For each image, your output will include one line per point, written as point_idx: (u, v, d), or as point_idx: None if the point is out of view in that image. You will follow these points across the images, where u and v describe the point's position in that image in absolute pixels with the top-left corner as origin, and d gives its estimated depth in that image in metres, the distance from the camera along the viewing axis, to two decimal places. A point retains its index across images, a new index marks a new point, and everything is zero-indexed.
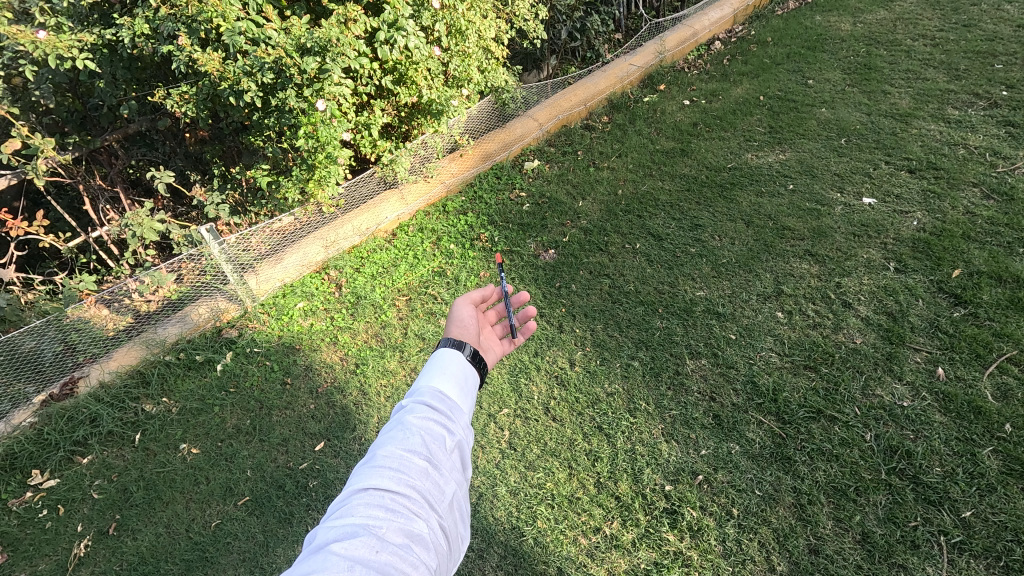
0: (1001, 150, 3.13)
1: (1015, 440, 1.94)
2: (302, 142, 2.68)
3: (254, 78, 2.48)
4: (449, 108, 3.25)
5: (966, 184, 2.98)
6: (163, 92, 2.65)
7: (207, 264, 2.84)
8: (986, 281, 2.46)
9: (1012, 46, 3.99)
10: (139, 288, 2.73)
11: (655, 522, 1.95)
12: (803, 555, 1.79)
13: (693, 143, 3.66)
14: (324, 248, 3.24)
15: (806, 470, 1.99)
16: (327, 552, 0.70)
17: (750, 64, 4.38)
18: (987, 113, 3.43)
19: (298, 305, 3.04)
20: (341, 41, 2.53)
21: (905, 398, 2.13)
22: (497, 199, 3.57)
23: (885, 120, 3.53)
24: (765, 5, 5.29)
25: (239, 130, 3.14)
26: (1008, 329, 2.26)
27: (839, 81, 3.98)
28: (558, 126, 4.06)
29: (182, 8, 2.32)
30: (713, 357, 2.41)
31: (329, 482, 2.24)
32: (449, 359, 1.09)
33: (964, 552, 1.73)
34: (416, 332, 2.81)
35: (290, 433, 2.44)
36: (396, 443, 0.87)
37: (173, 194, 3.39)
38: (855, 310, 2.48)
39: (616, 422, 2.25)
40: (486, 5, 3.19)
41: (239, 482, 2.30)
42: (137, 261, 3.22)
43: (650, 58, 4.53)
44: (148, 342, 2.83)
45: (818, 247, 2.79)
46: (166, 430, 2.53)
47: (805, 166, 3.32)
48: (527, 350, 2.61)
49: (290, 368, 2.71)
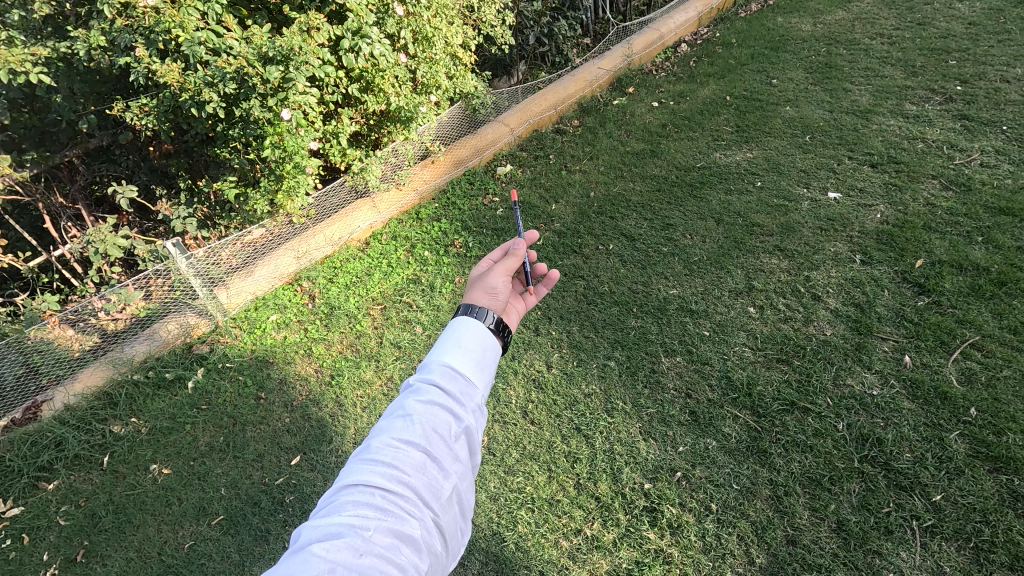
0: (958, 142, 3.21)
1: (980, 423, 1.97)
2: (268, 152, 2.63)
3: (216, 88, 2.44)
4: (417, 115, 3.24)
5: (926, 176, 3.05)
6: (122, 105, 2.59)
7: (175, 280, 2.79)
8: (947, 269, 2.51)
9: (964, 42, 4.10)
10: (104, 306, 2.63)
11: (635, 521, 1.95)
12: (781, 547, 1.80)
13: (663, 143, 3.70)
14: (295, 259, 3.17)
15: (782, 462, 2.00)
16: (308, 552, 0.67)
17: (716, 66, 4.44)
18: (943, 107, 3.52)
19: (270, 318, 2.98)
20: (304, 50, 2.49)
21: (875, 386, 2.16)
22: (470, 205, 3.55)
23: (847, 117, 3.60)
24: (728, 8, 5.38)
25: (204, 142, 3.08)
26: (970, 316, 2.31)
27: (801, 81, 4.05)
28: (528, 131, 4.07)
29: (138, 19, 2.29)
30: (687, 355, 2.42)
31: (305, 497, 2.19)
32: (466, 330, 0.99)
33: (936, 536, 1.75)
34: (392, 341, 2.77)
35: (264, 449, 2.38)
36: (395, 432, 0.82)
37: (139, 210, 3.31)
38: (825, 302, 2.51)
39: (594, 422, 2.25)
40: (452, 12, 3.20)
41: (212, 501, 2.23)
42: (102, 279, 3.12)
43: (617, 61, 4.56)
44: (115, 361, 2.71)
45: (786, 242, 2.83)
46: (135, 451, 2.45)
47: (771, 164, 3.36)
48: (503, 355, 2.58)
49: (263, 383, 2.65)
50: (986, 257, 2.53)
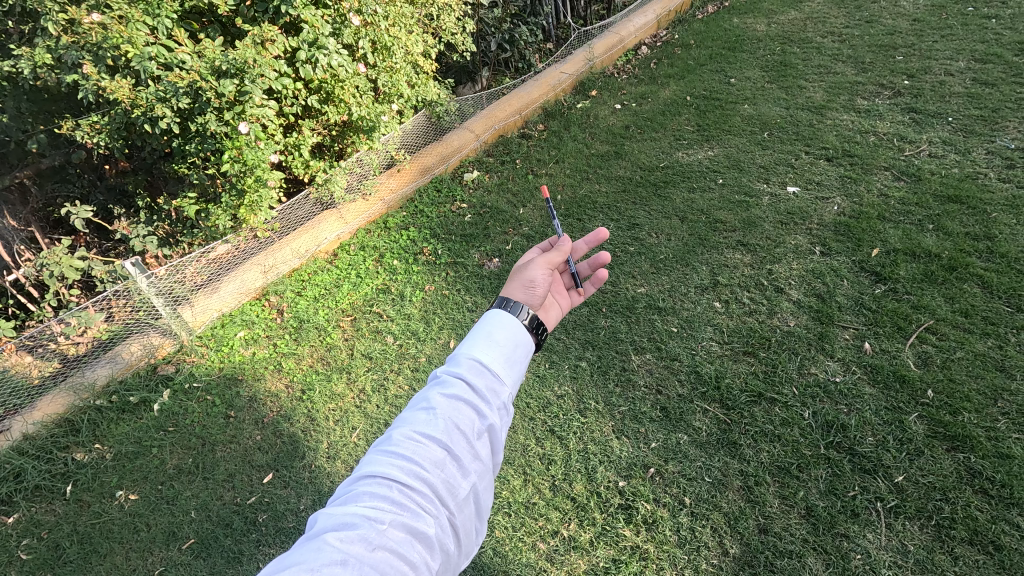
0: (907, 134, 3.34)
1: (937, 404, 2.05)
2: (227, 166, 2.58)
3: (169, 103, 2.41)
4: (380, 124, 3.23)
5: (879, 168, 3.15)
6: (72, 123, 2.53)
7: (137, 300, 2.69)
8: (902, 257, 2.61)
9: (910, 38, 4.25)
10: (64, 330, 2.59)
11: (611, 519, 1.97)
12: (754, 536, 1.84)
13: (627, 145, 3.76)
14: (262, 274, 3.11)
15: (751, 452, 2.05)
16: (322, 541, 0.69)
17: (676, 66, 4.52)
18: (892, 101, 3.65)
19: (238, 334, 2.92)
20: (258, 62, 2.47)
21: (838, 373, 2.23)
22: (438, 212, 3.54)
23: (802, 113, 3.71)
24: (686, 9, 5.48)
25: (162, 158, 3.01)
26: (924, 301, 2.40)
27: (758, 79, 4.15)
28: (494, 136, 4.08)
29: (84, 36, 2.25)
30: (657, 351, 2.46)
31: (279, 515, 2.16)
32: (498, 323, 0.98)
33: (900, 515, 1.81)
34: (362, 352, 2.75)
35: (235, 468, 2.35)
36: (419, 425, 0.83)
37: (97, 230, 3.15)
38: (787, 294, 2.58)
39: (567, 423, 2.28)
40: (410, 20, 3.20)
41: (182, 525, 2.19)
42: (60, 302, 2.95)
43: (580, 65, 4.61)
44: (76, 387, 2.62)
45: (749, 237, 2.90)
46: (100, 478, 2.38)
47: (732, 161, 3.44)
48: None
49: (232, 401, 2.61)
50: (938, 244, 2.63)
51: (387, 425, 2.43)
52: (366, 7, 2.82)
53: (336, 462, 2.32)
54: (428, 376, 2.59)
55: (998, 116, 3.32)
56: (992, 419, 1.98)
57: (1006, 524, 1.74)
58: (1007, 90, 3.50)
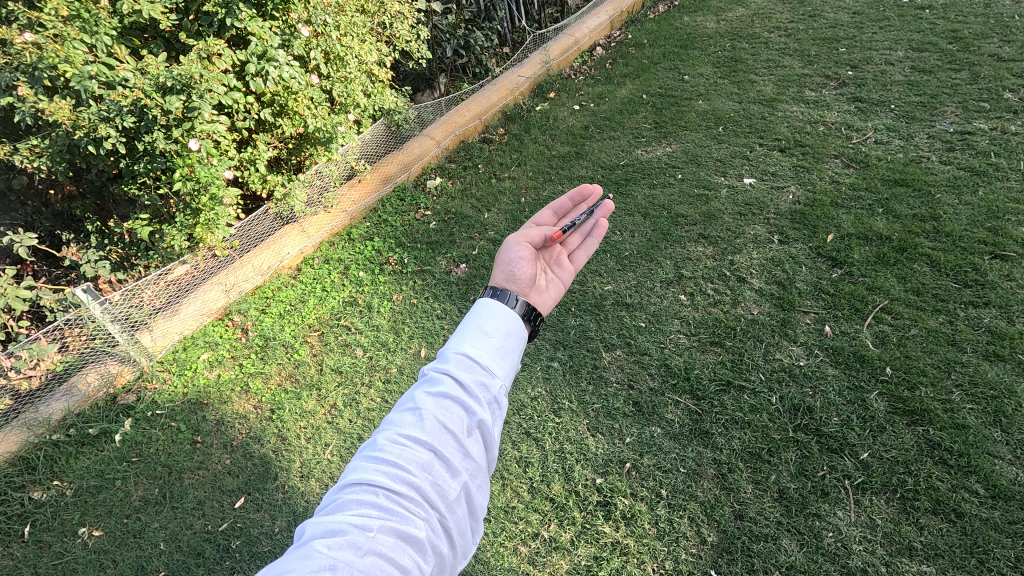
0: (853, 123, 3.45)
1: (895, 381, 2.12)
2: (179, 184, 2.50)
3: (113, 123, 2.31)
4: (336, 135, 3.17)
5: (830, 156, 3.25)
6: (9, 147, 2.39)
7: (92, 328, 2.55)
8: (855, 241, 2.69)
9: (852, 30, 4.39)
10: (14, 364, 2.40)
11: (591, 517, 1.97)
12: (729, 522, 1.86)
13: (587, 145, 3.78)
14: (223, 293, 3.01)
15: (723, 440, 2.07)
16: (310, 548, 0.67)
17: (630, 66, 4.57)
18: (838, 91, 3.77)
19: (202, 356, 2.81)
20: (205, 77, 2.40)
21: (802, 357, 2.28)
22: (402, 220, 3.49)
23: (754, 106, 3.79)
24: (637, 9, 5.54)
25: (111, 180, 2.89)
26: (879, 283, 2.48)
27: (710, 75, 4.22)
28: (455, 142, 4.04)
29: (18, 56, 2.12)
30: (626, 347, 2.47)
31: (252, 539, 2.10)
32: (486, 316, 0.98)
33: (868, 491, 1.86)
34: (332, 367, 2.70)
35: (204, 495, 2.27)
36: (408, 426, 0.82)
37: (45, 258, 3.02)
38: (750, 283, 2.63)
39: (542, 425, 2.26)
40: (362, 28, 3.15)
41: (151, 558, 2.10)
42: (7, 335, 2.81)
43: (536, 67, 4.61)
44: (30, 423, 2.48)
45: (709, 230, 2.94)
46: (60, 517, 2.25)
47: (689, 155, 3.50)
48: None
49: (199, 426, 2.52)
50: (888, 226, 2.72)
51: (361, 439, 2.39)
52: (315, 17, 2.79)
53: (309, 481, 2.27)
54: (399, 388, 2.55)
55: (937, 102, 3.46)
56: (946, 392, 2.05)
57: (966, 491, 1.80)
58: (944, 77, 3.65)
